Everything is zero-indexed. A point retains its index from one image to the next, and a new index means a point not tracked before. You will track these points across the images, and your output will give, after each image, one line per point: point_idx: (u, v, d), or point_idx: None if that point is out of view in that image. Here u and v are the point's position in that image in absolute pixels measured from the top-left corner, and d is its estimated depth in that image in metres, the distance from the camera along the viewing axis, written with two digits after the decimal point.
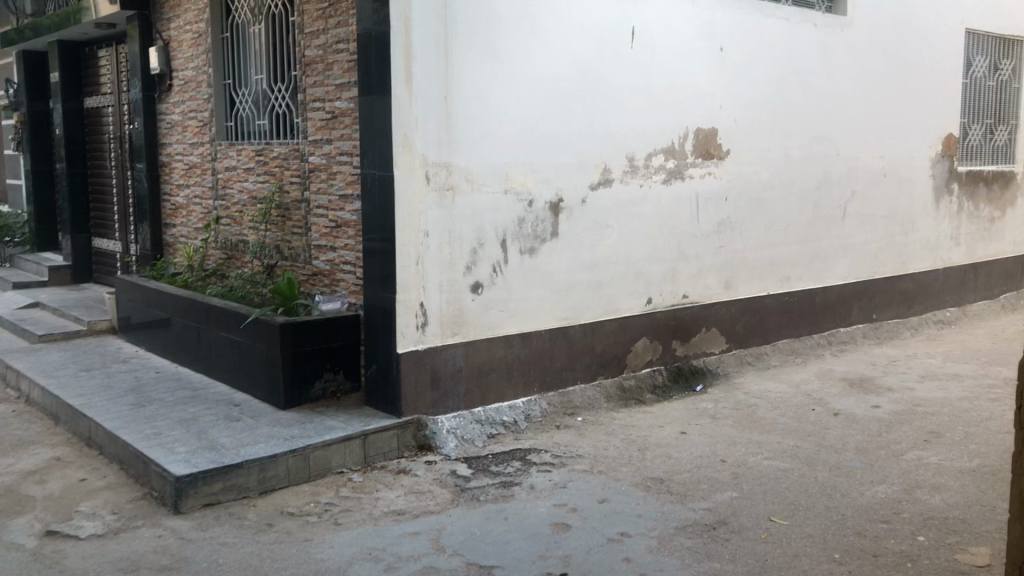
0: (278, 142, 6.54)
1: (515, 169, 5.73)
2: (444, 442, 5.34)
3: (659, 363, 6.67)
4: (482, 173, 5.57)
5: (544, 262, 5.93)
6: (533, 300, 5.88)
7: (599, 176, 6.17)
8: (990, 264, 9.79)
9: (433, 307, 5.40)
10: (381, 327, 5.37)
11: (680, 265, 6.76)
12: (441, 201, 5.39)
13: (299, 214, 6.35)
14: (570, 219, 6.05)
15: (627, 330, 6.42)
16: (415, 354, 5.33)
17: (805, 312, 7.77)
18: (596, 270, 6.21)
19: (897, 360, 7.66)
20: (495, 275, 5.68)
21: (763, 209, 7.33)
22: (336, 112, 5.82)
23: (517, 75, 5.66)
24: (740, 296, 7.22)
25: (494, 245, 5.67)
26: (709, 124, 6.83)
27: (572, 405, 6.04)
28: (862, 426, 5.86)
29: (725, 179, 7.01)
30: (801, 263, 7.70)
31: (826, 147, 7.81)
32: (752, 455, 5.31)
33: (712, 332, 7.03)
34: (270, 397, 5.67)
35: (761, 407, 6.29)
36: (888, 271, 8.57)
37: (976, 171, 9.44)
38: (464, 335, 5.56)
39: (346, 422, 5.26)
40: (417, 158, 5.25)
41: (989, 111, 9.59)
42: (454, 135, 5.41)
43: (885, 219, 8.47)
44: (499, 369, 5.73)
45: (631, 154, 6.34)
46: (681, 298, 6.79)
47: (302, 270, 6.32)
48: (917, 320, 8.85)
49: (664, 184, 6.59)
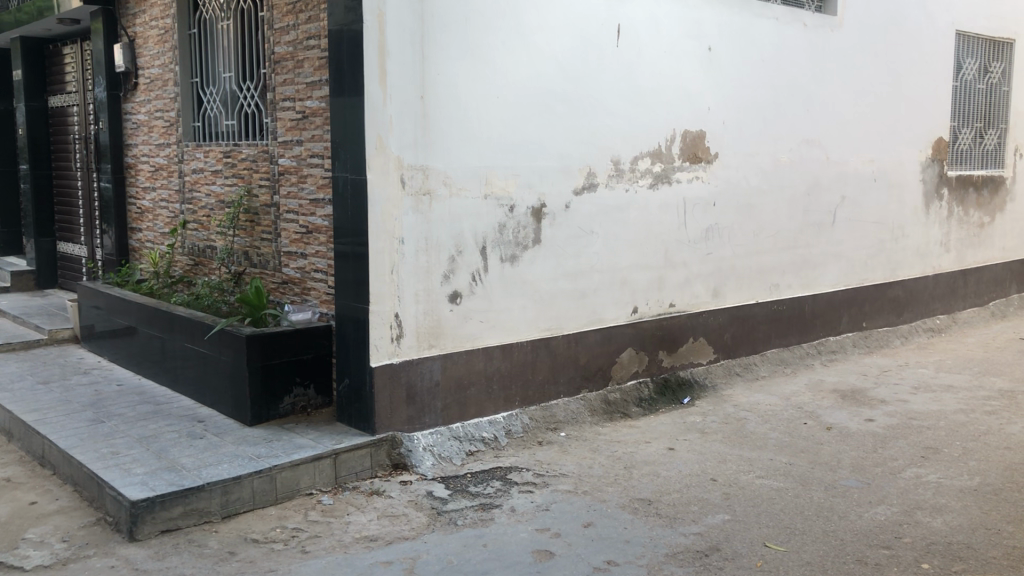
0: (246, 144, 6.25)
1: (496, 173, 5.46)
2: (420, 460, 5.06)
3: (645, 375, 6.42)
4: (461, 177, 5.30)
5: (527, 270, 5.67)
6: (514, 310, 5.62)
7: (584, 180, 5.92)
8: (980, 270, 9.62)
9: (409, 317, 5.12)
10: (354, 339, 5.09)
11: (667, 273, 6.52)
12: (417, 207, 5.12)
13: (269, 219, 6.06)
14: (553, 226, 5.79)
15: (612, 341, 6.17)
16: (390, 368, 5.05)
17: (795, 321, 7.55)
18: (580, 279, 5.95)
19: (888, 370, 7.45)
20: (474, 284, 5.42)
21: (752, 215, 7.10)
22: (307, 112, 5.54)
23: (498, 74, 5.40)
24: (729, 305, 6.99)
25: (473, 252, 5.40)
26: (697, 126, 6.59)
27: (555, 420, 5.77)
28: (856, 441, 5.64)
29: (713, 184, 6.78)
30: (790, 271, 7.48)
31: (816, 151, 7.60)
32: (743, 474, 5.06)
33: (699, 342, 6.78)
34: (236, 412, 5.38)
35: (751, 421, 6.05)
36: (878, 279, 8.37)
37: (965, 176, 9.27)
38: (442, 347, 5.29)
39: (316, 440, 4.97)
40: (392, 161, 4.98)
41: (979, 115, 9.42)
42: (431, 137, 5.14)
43: (875, 226, 8.27)
44: (479, 383, 5.46)
45: (617, 157, 6.09)
46: (668, 307, 6.54)
47: (272, 277, 6.03)
48: (907, 329, 8.66)
49: (650, 189, 6.34)
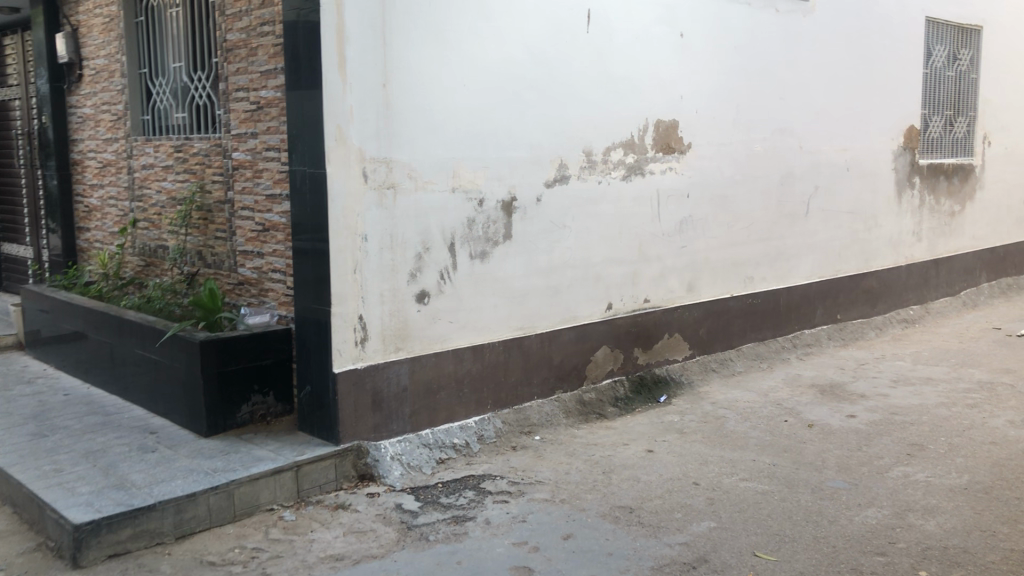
0: (198, 137, 5.91)
1: (464, 165, 5.19)
2: (388, 470, 4.79)
3: (620, 373, 6.19)
4: (427, 170, 5.02)
5: (497, 267, 5.41)
6: (485, 309, 5.36)
7: (555, 172, 5.67)
8: (951, 260, 9.53)
9: (374, 319, 4.84)
10: (315, 343, 4.79)
11: (642, 267, 6.29)
12: (381, 202, 4.83)
13: (223, 216, 5.73)
14: (524, 220, 5.53)
15: (586, 339, 5.93)
16: (354, 373, 4.77)
17: (770, 314, 7.37)
18: (552, 275, 5.71)
19: (865, 363, 7.30)
20: (443, 282, 5.15)
21: (726, 207, 6.90)
22: (261, 102, 5.22)
23: (464, 61, 5.12)
24: (704, 299, 6.78)
25: (441, 250, 5.13)
26: (670, 115, 6.37)
27: (529, 423, 5.52)
28: (839, 439, 5.46)
29: (687, 175, 6.56)
30: (765, 263, 7.30)
31: (790, 141, 7.42)
32: (726, 477, 4.85)
33: (675, 339, 6.57)
34: (191, 423, 5.06)
35: (731, 419, 5.85)
36: (852, 270, 8.23)
37: (936, 165, 9.16)
38: (410, 350, 5.01)
39: (276, 452, 4.67)
40: (352, 153, 4.69)
41: (949, 103, 9.32)
42: (395, 128, 4.85)
43: (848, 216, 8.12)
44: (449, 387, 5.19)
45: (589, 148, 5.85)
46: (643, 303, 6.32)
47: (227, 278, 5.71)
48: (881, 320, 8.53)
49: (623, 181, 6.11)
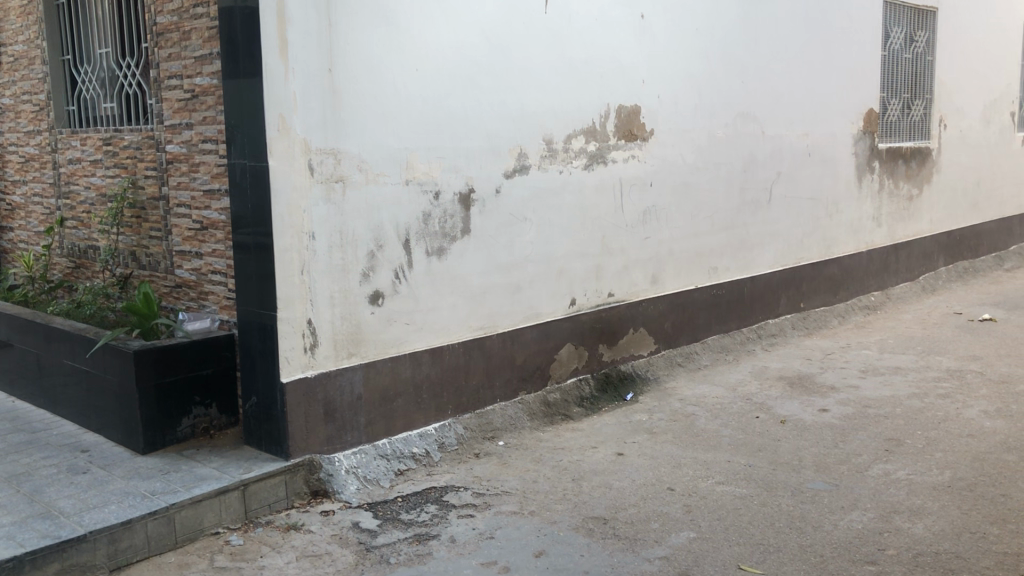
0: (128, 129, 5.48)
1: (418, 156, 4.86)
2: (343, 485, 4.45)
3: (585, 372, 5.92)
4: (378, 161, 4.68)
5: (455, 263, 5.10)
6: (443, 309, 5.05)
7: (514, 161, 5.37)
8: (910, 245, 9.44)
9: (324, 324, 4.50)
10: (261, 351, 4.44)
11: (605, 260, 6.03)
12: (329, 197, 4.48)
13: (158, 214, 5.32)
14: (483, 213, 5.22)
15: (549, 337, 5.65)
16: (304, 383, 4.42)
17: (735, 305, 7.17)
18: (513, 270, 5.41)
19: (832, 353, 7.13)
20: (398, 282, 4.81)
21: (690, 195, 6.66)
22: (196, 90, 4.83)
23: (416, 45, 4.79)
24: (669, 292, 6.54)
25: (395, 246, 4.79)
26: (631, 101, 6.10)
27: (492, 427, 5.23)
28: (814, 435, 5.26)
29: (650, 163, 6.31)
30: (729, 253, 7.08)
31: (752, 126, 7.21)
32: (702, 481, 4.61)
33: (640, 333, 6.32)
34: (126, 439, 4.66)
35: (702, 417, 5.62)
36: (815, 257, 8.07)
37: (895, 149, 9.06)
38: (364, 355, 4.68)
39: (220, 470, 4.30)
40: (297, 145, 4.33)
41: (906, 86, 9.22)
42: (342, 116, 4.50)
43: (810, 202, 7.95)
44: (407, 393, 4.87)
45: (549, 136, 5.55)
46: (607, 297, 6.05)
47: (163, 281, 5.31)
48: (843, 307, 8.40)
49: (585, 170, 5.83)
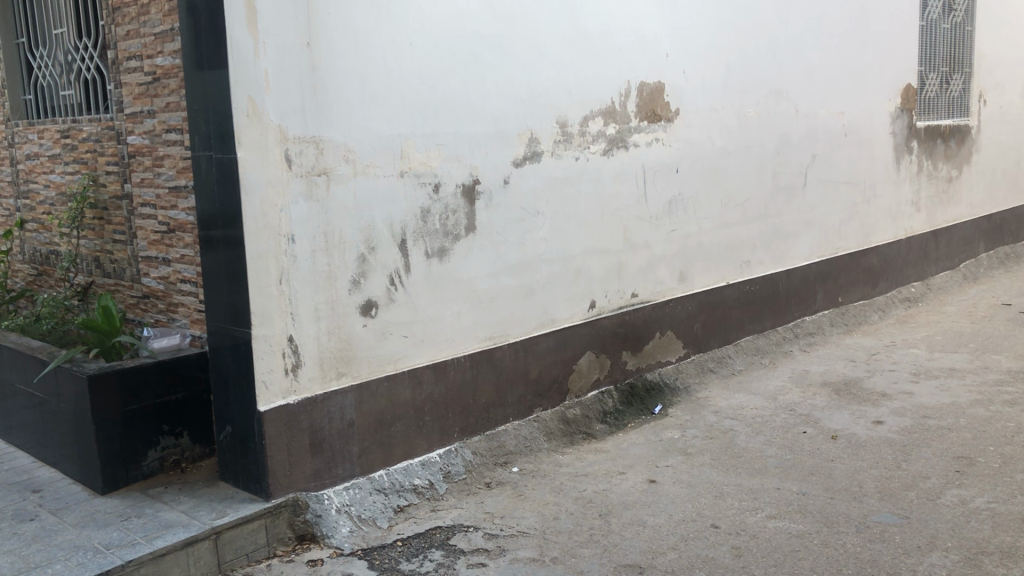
0: (85, 119, 4.85)
1: (413, 143, 4.21)
2: (334, 528, 3.83)
3: (607, 383, 5.28)
4: (367, 150, 4.04)
5: (459, 265, 4.46)
6: (447, 318, 4.41)
7: (525, 148, 4.72)
8: (950, 231, 8.76)
9: (308, 341, 3.87)
10: (235, 374, 3.81)
11: (627, 257, 5.38)
12: (311, 193, 3.85)
13: (121, 215, 4.70)
14: (489, 208, 4.58)
15: (567, 345, 5.01)
16: (286, 410, 3.80)
17: (769, 302, 6.51)
18: (524, 272, 4.77)
19: (877, 353, 6.48)
20: (393, 289, 4.18)
21: (719, 181, 6.00)
22: (158, 72, 4.19)
23: (409, 14, 4.14)
24: (697, 290, 5.90)
25: (390, 248, 4.15)
26: (654, 78, 5.44)
27: (505, 451, 4.60)
28: (872, 454, 4.62)
29: (676, 147, 5.65)
30: (761, 244, 6.43)
31: (784, 104, 6.53)
32: (749, 515, 3.97)
33: (667, 338, 5.67)
34: (83, 476, 4.03)
35: (741, 433, 4.98)
36: (852, 247, 7.41)
37: (934, 127, 8.37)
38: (355, 375, 4.05)
39: (189, 514, 3.68)
40: (271, 132, 3.69)
41: (944, 58, 8.52)
42: (324, 99, 3.86)
43: (847, 187, 7.28)
44: (406, 416, 4.24)
45: (563, 118, 4.90)
46: (630, 298, 5.41)
47: (129, 291, 4.69)
48: (883, 301, 7.73)
49: (604, 156, 5.17)
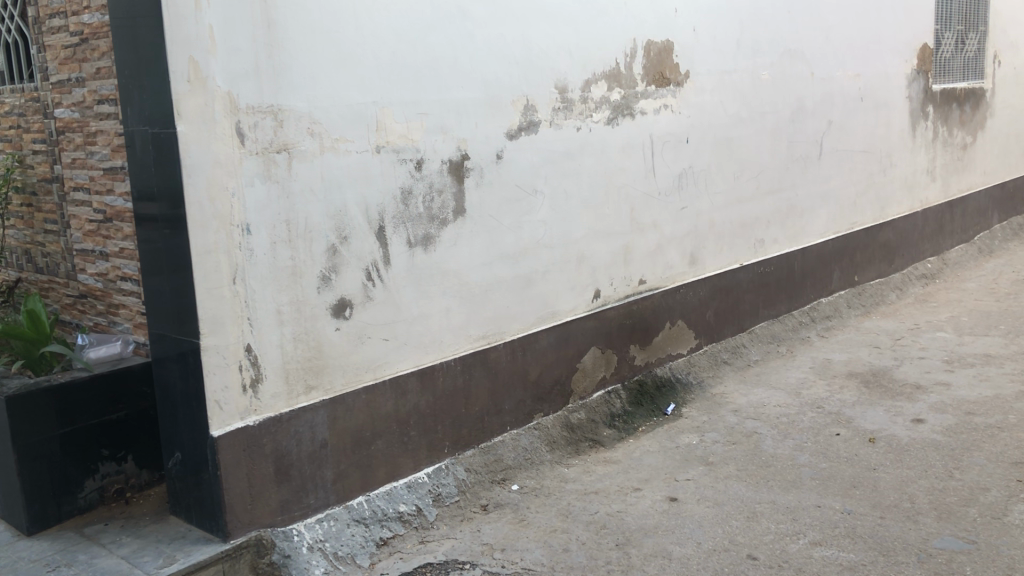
0: (7, 89, 4.17)
1: (391, 112, 3.58)
2: (306, 571, 3.25)
3: (615, 381, 4.70)
4: (336, 121, 3.41)
5: (447, 255, 3.85)
6: (434, 316, 3.81)
7: (520, 117, 4.10)
8: (965, 201, 8.23)
9: (270, 350, 3.26)
10: (184, 392, 3.19)
11: (634, 239, 4.79)
12: (269, 174, 3.22)
13: (51, 201, 4.04)
14: (481, 187, 3.96)
15: (569, 342, 4.42)
16: (245, 434, 3.19)
17: (784, 284, 5.95)
18: (521, 259, 4.17)
19: (902, 338, 5.94)
20: (371, 285, 3.56)
21: (732, 151, 5.41)
22: (84, 32, 3.53)
23: None
24: (710, 273, 5.32)
25: (366, 237, 3.53)
26: (662, 36, 4.82)
27: (502, 467, 4.02)
28: (918, 460, 4.08)
29: (686, 114, 5.04)
30: (776, 221, 5.86)
31: (799, 65, 5.93)
32: (790, 542, 3.42)
33: (678, 328, 5.10)
34: (7, 513, 3.40)
35: (767, 437, 4.43)
36: (868, 221, 6.86)
37: (950, 90, 7.80)
38: (327, 388, 3.44)
39: (131, 561, 3.08)
40: (219, 101, 3.05)
41: (960, 16, 7.93)
42: (283, 61, 3.22)
43: (863, 156, 6.71)
44: (389, 432, 3.64)
45: (562, 82, 4.28)
46: (637, 285, 4.83)
47: (64, 289, 4.05)
48: (899, 278, 7.19)
49: (608, 125, 4.56)
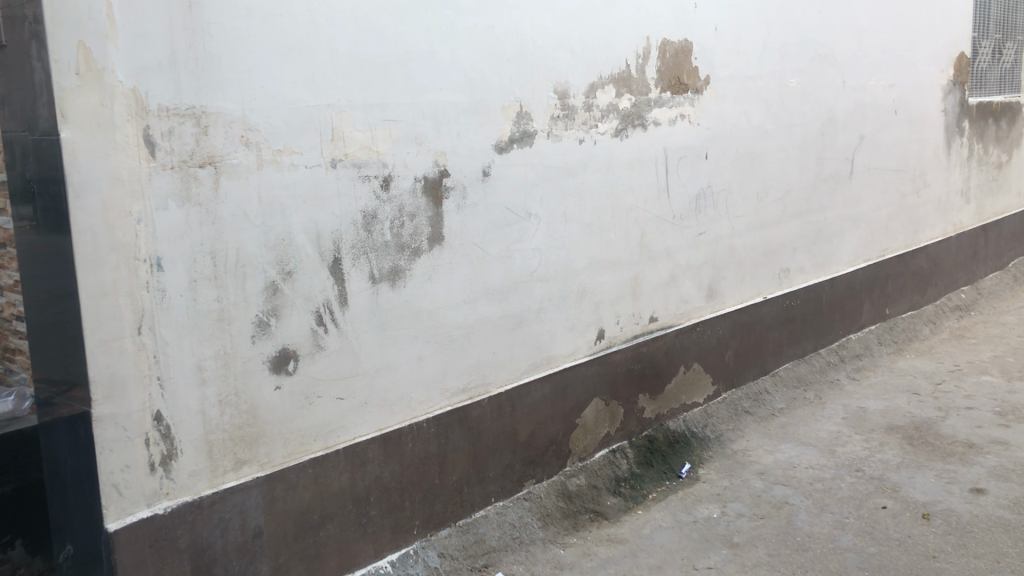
0: None
1: (351, 118, 2.90)
2: None
3: (620, 438, 4.01)
4: (279, 128, 2.72)
5: (421, 293, 3.16)
6: (403, 367, 3.12)
7: (511, 126, 3.41)
8: (999, 225, 7.55)
9: (187, 418, 2.56)
10: (75, 472, 2.47)
11: (645, 271, 4.10)
12: (189, 194, 2.52)
13: None
14: (463, 209, 3.28)
15: (567, 393, 3.73)
16: (152, 526, 2.49)
17: (810, 320, 5.27)
18: (510, 296, 3.49)
19: (944, 382, 5.24)
20: (322, 331, 2.88)
21: (756, 168, 4.72)
22: None
23: None
24: (729, 308, 4.64)
25: (316, 272, 2.84)
26: (678, 35, 4.14)
27: (484, 549, 3.33)
28: (987, 546, 3.37)
29: (705, 125, 4.36)
30: (802, 247, 5.17)
31: (830, 72, 5.25)
32: None
33: (693, 373, 4.41)
34: None
35: (801, 509, 3.73)
36: (900, 247, 6.18)
37: (987, 103, 7.12)
38: (263, 462, 2.75)
39: None
40: (119, 100, 2.36)
41: (998, 22, 7.24)
42: (208, 49, 2.53)
43: (896, 175, 6.03)
44: (344, 513, 2.95)
45: (562, 85, 3.60)
46: (647, 323, 4.14)
47: None
48: (933, 311, 6.52)
49: (616, 137, 3.88)
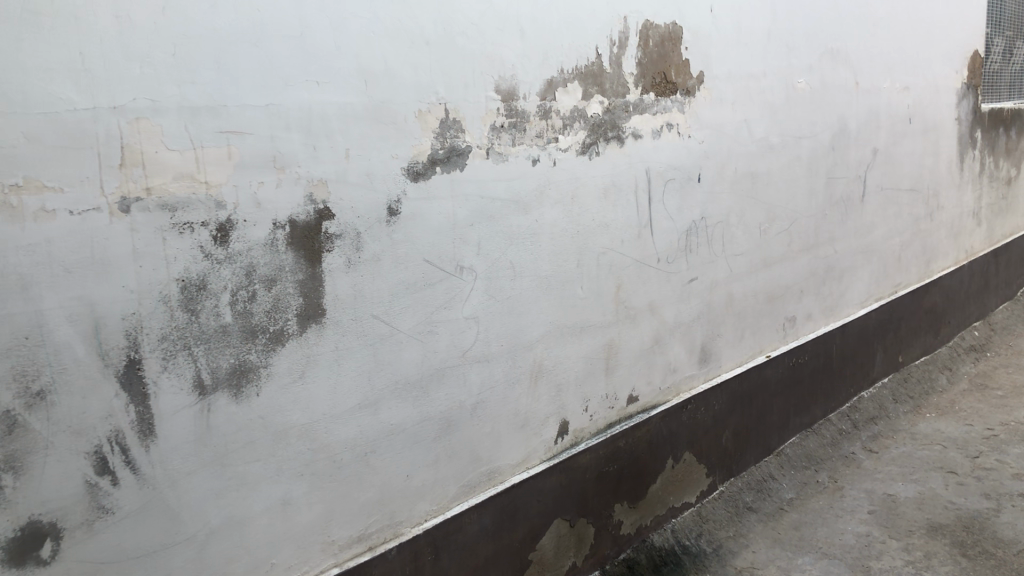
0: None
1: (159, 129, 1.76)
2: None
3: (587, 567, 2.94)
4: (17, 146, 1.57)
5: (287, 403, 2.03)
6: (257, 520, 2.00)
7: (433, 140, 2.31)
8: (1010, 249, 6.61)
9: None
10: None
11: (621, 337, 3.02)
12: None
13: None
14: (358, 270, 2.16)
15: (515, 520, 2.64)
16: None
17: (819, 379, 4.25)
18: (432, 391, 2.38)
19: (983, 454, 4.24)
20: (107, 483, 1.74)
21: (758, 192, 3.67)
22: None
23: None
24: (726, 375, 3.59)
25: (94, 390, 1.70)
26: (664, 18, 3.05)
27: None
28: None
29: (697, 138, 3.29)
30: (810, 290, 4.15)
31: (841, 72, 4.22)
32: None
33: (681, 467, 3.36)
34: None
35: None
36: (912, 282, 5.20)
37: (1000, 111, 6.16)
38: None
39: None
40: None
41: (1011, 17, 6.27)
42: None
43: (910, 196, 5.03)
44: None
45: (508, 83, 2.49)
46: (624, 406, 3.06)
47: None
48: (946, 355, 5.57)
49: (583, 156, 2.79)
